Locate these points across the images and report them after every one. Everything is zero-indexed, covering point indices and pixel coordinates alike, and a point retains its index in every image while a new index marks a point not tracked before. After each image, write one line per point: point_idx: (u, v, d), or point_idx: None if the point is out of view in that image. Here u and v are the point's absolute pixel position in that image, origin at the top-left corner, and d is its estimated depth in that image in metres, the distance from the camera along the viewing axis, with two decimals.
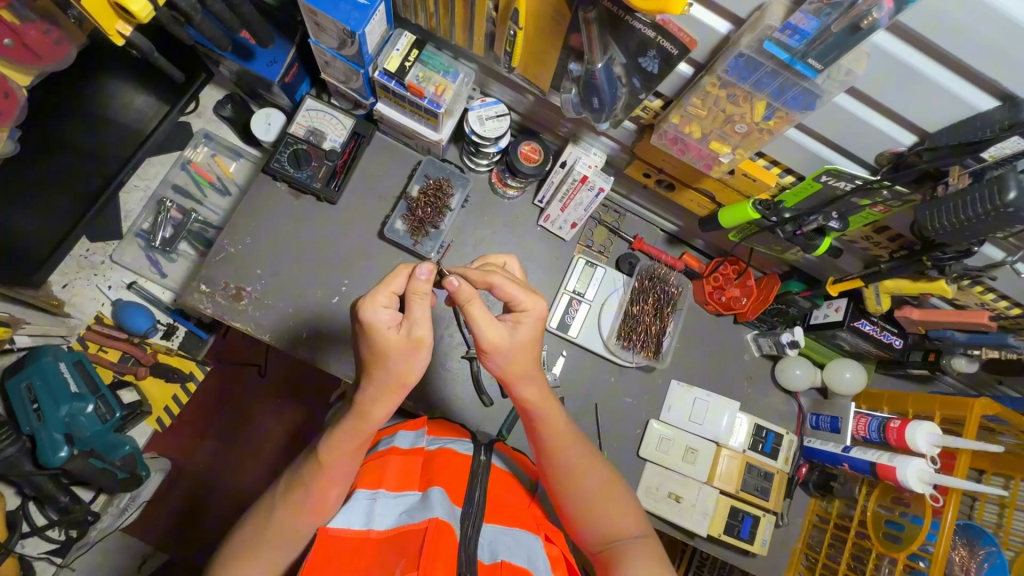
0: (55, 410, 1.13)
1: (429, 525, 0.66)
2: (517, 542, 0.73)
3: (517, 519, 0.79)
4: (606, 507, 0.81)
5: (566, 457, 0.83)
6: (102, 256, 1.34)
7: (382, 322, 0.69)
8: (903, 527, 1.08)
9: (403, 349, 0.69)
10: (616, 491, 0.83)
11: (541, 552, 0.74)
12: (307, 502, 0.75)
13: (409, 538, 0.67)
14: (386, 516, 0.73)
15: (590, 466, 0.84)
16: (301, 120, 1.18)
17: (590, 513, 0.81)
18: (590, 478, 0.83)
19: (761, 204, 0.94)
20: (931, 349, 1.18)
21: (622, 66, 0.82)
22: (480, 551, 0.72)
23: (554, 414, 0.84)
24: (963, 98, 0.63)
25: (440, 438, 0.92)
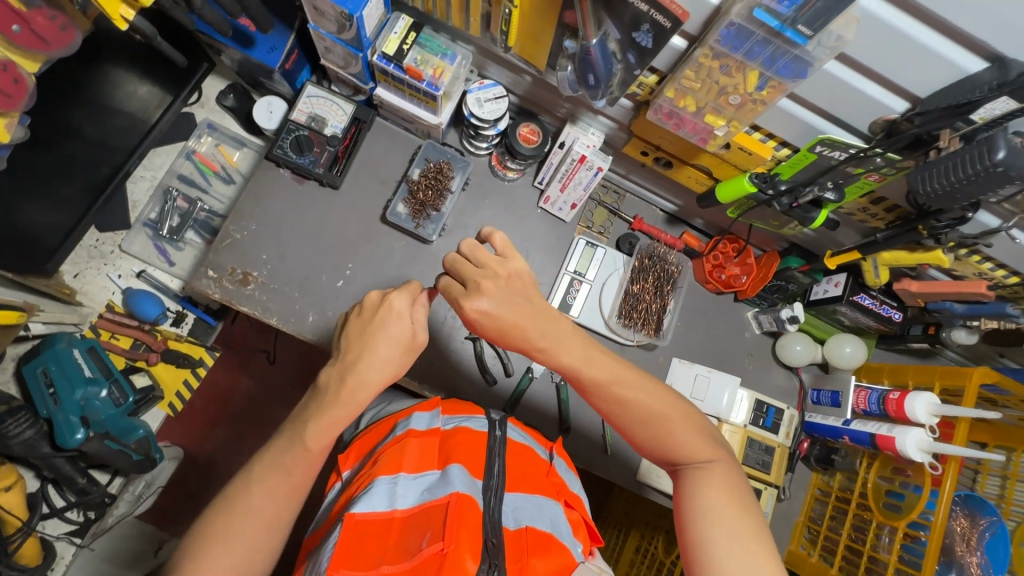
0: (71, 395, 1.16)
1: (451, 499, 0.70)
2: (537, 506, 0.77)
3: (537, 486, 0.81)
4: (675, 431, 0.79)
5: (624, 396, 0.80)
6: (111, 246, 1.37)
7: (402, 313, 0.82)
8: (903, 497, 1.10)
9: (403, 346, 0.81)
10: (683, 417, 0.80)
11: (562, 517, 0.78)
12: (285, 485, 0.76)
13: (433, 514, 0.70)
14: (408, 495, 0.74)
15: (651, 398, 0.80)
16: (302, 107, 1.20)
17: (659, 442, 0.80)
18: (652, 411, 0.79)
19: (757, 177, 0.95)
20: (931, 323, 1.20)
21: (616, 41, 0.84)
22: (504, 517, 0.74)
23: (600, 369, 0.80)
24: (953, 61, 0.63)
25: (455, 417, 0.92)
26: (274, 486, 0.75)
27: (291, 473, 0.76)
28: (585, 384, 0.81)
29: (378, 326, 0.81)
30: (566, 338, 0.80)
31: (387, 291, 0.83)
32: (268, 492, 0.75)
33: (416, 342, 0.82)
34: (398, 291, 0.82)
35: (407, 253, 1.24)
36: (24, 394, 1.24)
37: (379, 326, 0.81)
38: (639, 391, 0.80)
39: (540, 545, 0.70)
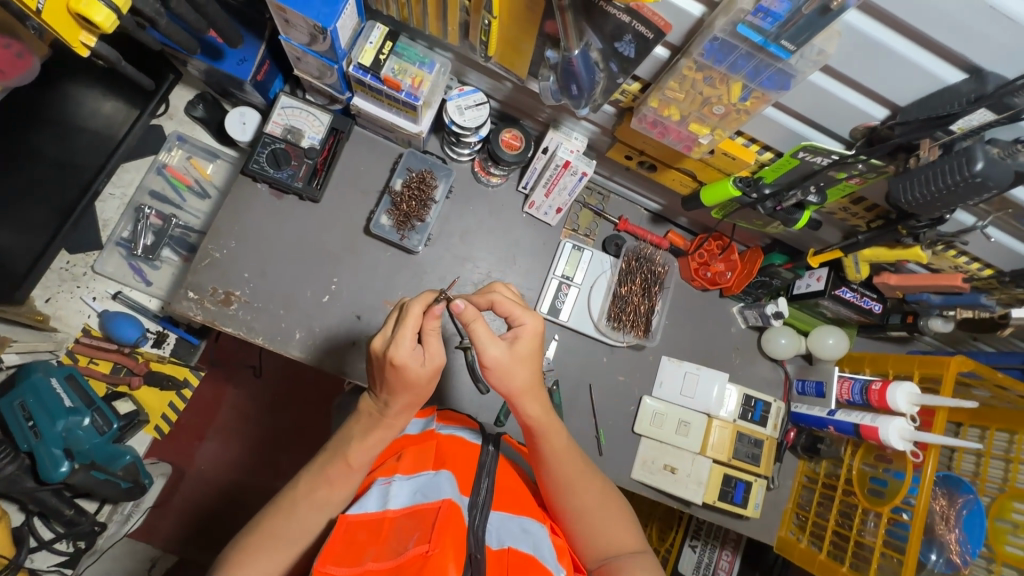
0: (52, 426, 1.13)
1: (443, 503, 0.71)
2: (521, 531, 0.79)
3: (522, 509, 0.84)
4: (605, 520, 0.91)
5: (571, 479, 0.92)
6: (83, 267, 1.32)
7: (411, 359, 0.78)
8: (886, 483, 1.14)
9: (426, 375, 0.80)
10: (616, 509, 0.93)
11: (545, 540, 0.80)
12: (324, 497, 0.82)
13: (421, 517, 0.71)
14: (400, 495, 0.77)
15: (591, 487, 0.93)
16: (277, 119, 1.16)
17: (593, 528, 0.90)
18: (590, 499, 0.92)
19: (741, 181, 0.97)
20: (909, 312, 1.23)
21: (598, 51, 0.82)
22: (488, 537, 0.75)
23: (563, 444, 0.93)
24: (932, 72, 0.64)
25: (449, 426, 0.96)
26: (319, 498, 0.82)
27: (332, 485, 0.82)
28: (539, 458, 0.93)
29: (394, 376, 0.79)
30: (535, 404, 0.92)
31: (386, 349, 0.77)
32: (312, 504, 0.81)
33: (439, 367, 0.81)
34: (395, 347, 0.76)
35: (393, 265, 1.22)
36: None
37: (397, 376, 0.79)
38: (587, 480, 0.93)
39: (520, 567, 0.71)
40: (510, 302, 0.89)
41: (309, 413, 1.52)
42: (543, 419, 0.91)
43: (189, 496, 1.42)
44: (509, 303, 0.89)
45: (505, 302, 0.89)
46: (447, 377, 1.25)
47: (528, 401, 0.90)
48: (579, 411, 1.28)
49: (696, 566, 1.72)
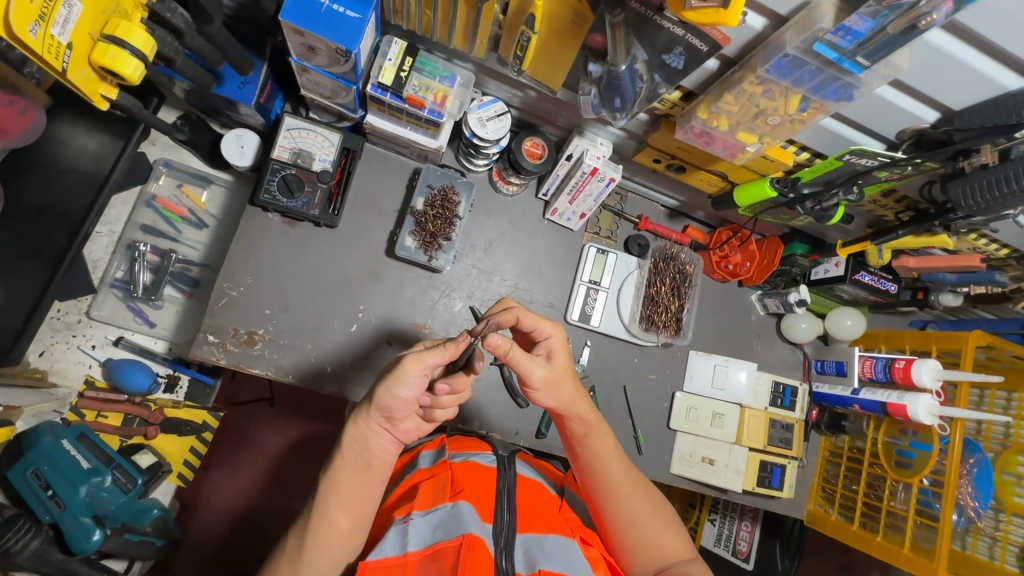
0: (75, 493, 1.06)
1: (464, 540, 0.69)
2: (555, 546, 0.75)
3: (549, 525, 0.80)
4: (655, 529, 0.86)
5: (621, 485, 0.86)
6: (76, 314, 1.22)
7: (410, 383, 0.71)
8: (913, 454, 1.20)
9: (407, 398, 0.73)
10: (664, 517, 0.88)
11: (578, 552, 0.75)
12: (329, 558, 0.73)
13: (445, 555, 0.69)
14: (419, 534, 0.73)
15: (640, 494, 0.88)
16: (284, 142, 1.09)
17: (644, 537, 0.85)
18: (640, 506, 0.87)
19: (778, 182, 0.98)
20: (920, 288, 1.27)
21: (644, 63, 0.79)
22: (516, 563, 0.74)
23: (608, 445, 0.88)
24: (998, 81, 0.65)
25: (462, 451, 0.93)
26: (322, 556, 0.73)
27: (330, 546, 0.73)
28: (586, 457, 0.87)
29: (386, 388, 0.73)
30: (580, 402, 0.86)
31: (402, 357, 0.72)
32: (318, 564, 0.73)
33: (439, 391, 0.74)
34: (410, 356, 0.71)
35: (420, 286, 1.17)
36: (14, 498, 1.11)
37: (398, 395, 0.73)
38: (635, 485, 0.88)
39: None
40: (534, 316, 0.85)
41: (314, 429, 1.48)
42: (591, 421, 0.86)
43: (203, 531, 1.36)
44: (532, 319, 0.84)
45: (529, 317, 0.84)
46: (484, 394, 1.23)
47: (573, 407, 0.86)
48: (616, 413, 1.29)
49: (718, 538, 1.73)
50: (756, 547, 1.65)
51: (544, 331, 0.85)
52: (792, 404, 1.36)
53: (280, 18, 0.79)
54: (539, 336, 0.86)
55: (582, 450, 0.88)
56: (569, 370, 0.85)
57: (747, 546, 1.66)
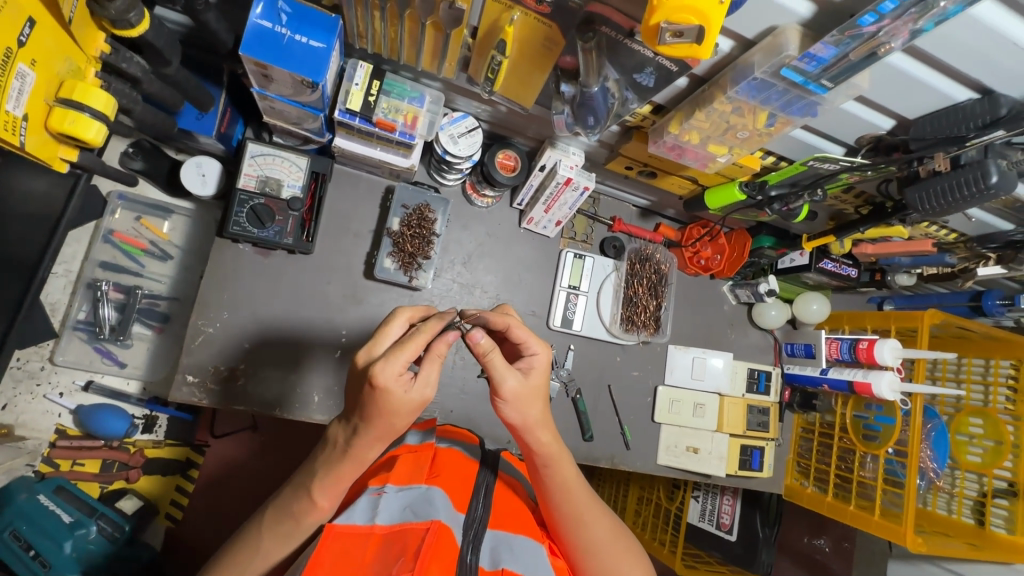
0: (59, 549, 1.01)
1: (430, 526, 0.68)
2: (522, 549, 0.75)
3: (522, 527, 0.81)
4: (615, 560, 0.84)
5: (582, 515, 0.84)
6: (38, 361, 1.15)
7: (394, 385, 0.64)
8: (879, 427, 1.28)
9: (409, 410, 0.67)
10: (625, 547, 0.85)
11: (543, 559, 0.76)
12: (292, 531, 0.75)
13: (409, 537, 0.68)
14: (389, 510, 0.74)
15: (601, 523, 0.85)
16: (249, 170, 1.05)
17: (603, 568, 0.83)
18: (602, 536, 0.84)
19: (747, 185, 1.01)
20: (877, 269, 1.34)
21: (615, 82, 0.80)
22: (482, 558, 0.73)
23: (570, 474, 0.85)
24: (949, 94, 0.69)
25: (447, 440, 0.96)
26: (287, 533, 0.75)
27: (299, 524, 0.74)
28: (547, 486, 0.84)
29: (373, 399, 0.65)
30: (545, 426, 0.81)
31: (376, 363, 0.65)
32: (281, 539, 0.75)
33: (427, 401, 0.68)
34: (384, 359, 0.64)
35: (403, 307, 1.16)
36: None
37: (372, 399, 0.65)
38: (598, 515, 0.85)
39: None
40: (526, 329, 0.82)
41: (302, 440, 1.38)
42: (551, 452, 0.82)
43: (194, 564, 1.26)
44: (524, 330, 0.81)
45: (521, 329, 0.81)
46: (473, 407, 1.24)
47: (534, 433, 0.81)
48: (602, 412, 1.33)
49: (701, 513, 1.79)
50: (738, 518, 1.73)
51: (532, 348, 0.81)
52: (767, 388, 1.43)
53: (239, 53, 0.76)
54: (525, 351, 0.82)
55: (542, 478, 0.85)
56: (540, 392, 0.80)
57: (730, 518, 1.74)
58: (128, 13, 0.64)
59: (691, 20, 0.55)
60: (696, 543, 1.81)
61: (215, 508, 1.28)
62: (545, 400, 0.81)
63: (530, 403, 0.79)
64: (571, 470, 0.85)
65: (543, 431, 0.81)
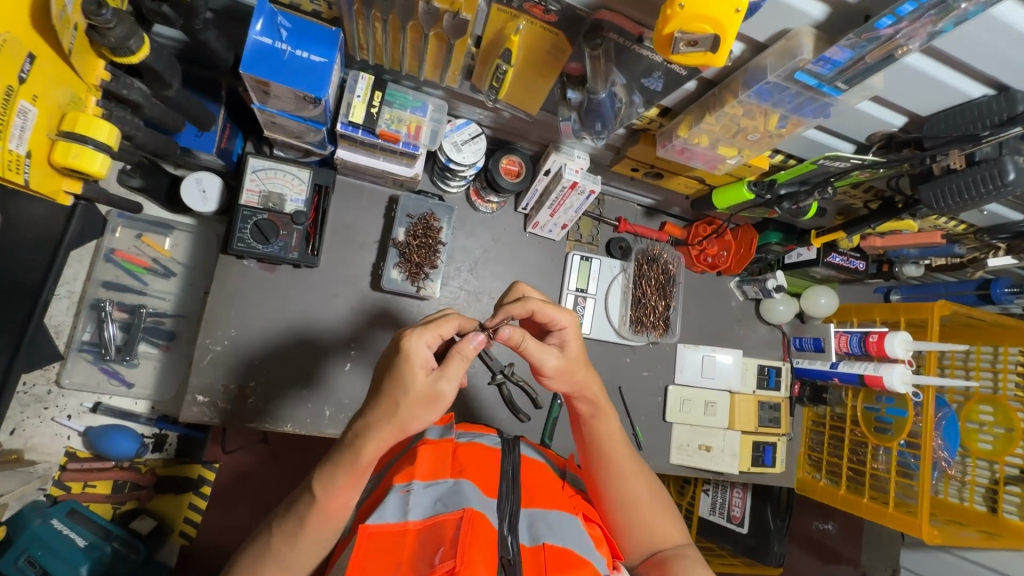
0: (76, 574, 1.01)
1: (464, 514, 0.72)
2: (557, 523, 0.77)
3: (555, 502, 0.82)
4: (653, 516, 0.87)
5: (625, 471, 0.86)
6: (45, 385, 1.14)
7: (419, 358, 0.64)
8: (891, 419, 1.27)
9: (420, 399, 0.63)
10: (663, 506, 0.88)
11: (581, 531, 0.78)
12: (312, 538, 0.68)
13: (444, 526, 0.71)
14: (421, 505, 0.76)
15: (643, 482, 0.87)
16: (252, 185, 1.03)
17: (639, 518, 0.86)
18: (642, 495, 0.86)
19: (755, 185, 0.99)
20: (884, 261, 1.35)
21: (623, 87, 0.78)
22: (521, 535, 0.76)
23: (614, 428, 0.87)
24: (964, 92, 0.68)
25: (468, 433, 0.97)
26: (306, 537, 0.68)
27: (306, 525, 0.67)
28: (591, 437, 0.87)
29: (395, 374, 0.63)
30: (590, 386, 0.84)
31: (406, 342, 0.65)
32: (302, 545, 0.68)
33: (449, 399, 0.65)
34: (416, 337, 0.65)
35: (411, 317, 1.15)
36: None
37: (395, 383, 0.64)
38: (637, 469, 0.87)
39: (559, 561, 0.70)
40: (551, 307, 0.82)
41: (313, 445, 1.35)
42: (599, 403, 0.85)
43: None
44: (548, 308, 0.81)
45: (545, 309, 0.81)
46: (485, 414, 1.23)
47: (585, 390, 0.85)
48: (614, 414, 1.32)
49: (713, 506, 1.82)
50: (748, 511, 1.70)
51: (559, 322, 0.82)
52: (778, 384, 1.43)
53: (239, 72, 0.74)
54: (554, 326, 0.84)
55: (587, 430, 0.87)
56: (582, 358, 0.83)
57: (740, 510, 1.73)
58: (128, 40, 0.63)
59: (706, 28, 0.53)
60: (709, 536, 1.84)
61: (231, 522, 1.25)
62: (587, 362, 0.85)
63: (577, 369, 0.83)
64: (614, 427, 0.87)
65: (592, 387, 0.85)
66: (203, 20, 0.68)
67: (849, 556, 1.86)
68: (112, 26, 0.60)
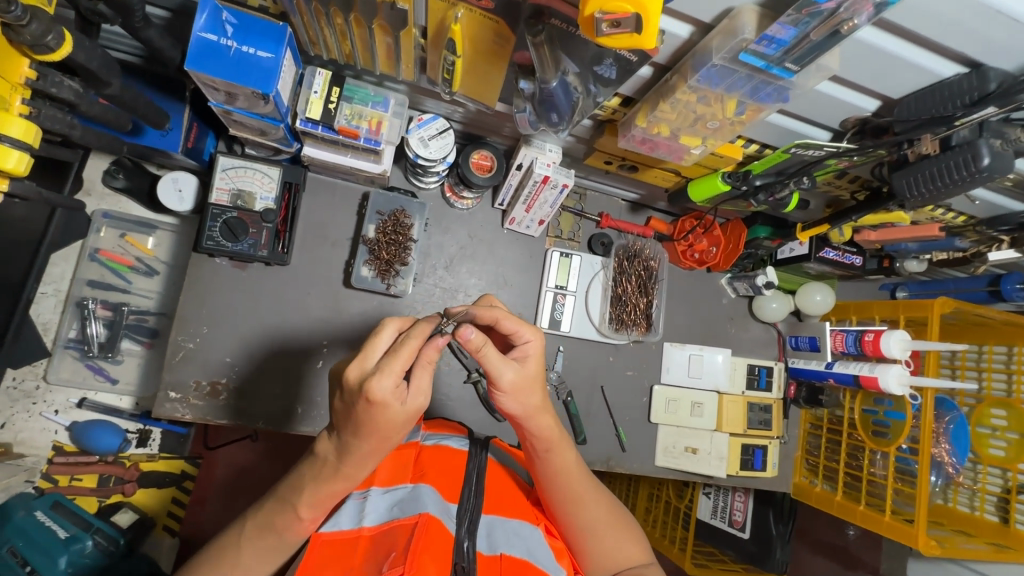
0: (55, 566, 1.03)
1: (419, 520, 0.66)
2: (514, 534, 0.74)
3: (515, 511, 0.80)
4: (612, 538, 0.84)
5: (582, 497, 0.83)
6: (34, 380, 1.19)
7: (392, 398, 0.61)
8: (888, 422, 1.20)
9: (401, 423, 0.64)
10: (622, 526, 0.86)
11: (539, 542, 0.75)
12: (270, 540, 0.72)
13: (399, 531, 0.66)
14: (377, 511, 0.73)
15: (600, 504, 0.85)
16: (221, 184, 1.03)
17: (601, 544, 0.83)
18: (601, 517, 0.84)
19: (730, 176, 0.94)
20: (884, 256, 1.26)
21: (575, 76, 0.75)
22: (478, 542, 0.71)
23: (569, 457, 0.82)
24: (932, 70, 0.64)
25: (436, 434, 0.92)
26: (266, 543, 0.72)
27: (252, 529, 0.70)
28: (546, 470, 0.82)
29: (368, 414, 0.62)
30: (541, 414, 0.78)
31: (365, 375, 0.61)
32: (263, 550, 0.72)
33: (423, 409, 0.66)
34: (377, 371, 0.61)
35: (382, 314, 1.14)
36: None
37: (368, 412, 0.62)
38: (595, 495, 0.84)
39: (515, 572, 0.67)
40: (513, 318, 0.76)
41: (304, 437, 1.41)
42: (552, 437, 0.80)
43: None
44: (512, 320, 0.76)
45: (510, 320, 0.75)
46: (461, 413, 1.22)
47: (531, 420, 0.78)
48: (596, 414, 1.29)
49: (714, 510, 1.67)
50: (750, 516, 1.61)
51: (524, 335, 0.76)
52: (769, 384, 1.37)
53: (184, 68, 0.74)
54: (518, 339, 0.77)
55: (540, 463, 0.82)
56: (539, 380, 0.76)
57: (742, 515, 1.62)
58: (46, 36, 0.59)
59: (627, 7, 0.51)
60: (709, 540, 1.70)
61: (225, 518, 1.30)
62: (543, 386, 0.77)
63: (532, 392, 0.76)
64: (570, 455, 0.82)
65: (542, 424, 0.78)
66: (141, 18, 0.70)
67: (869, 562, 1.75)
68: (26, 22, 0.57)
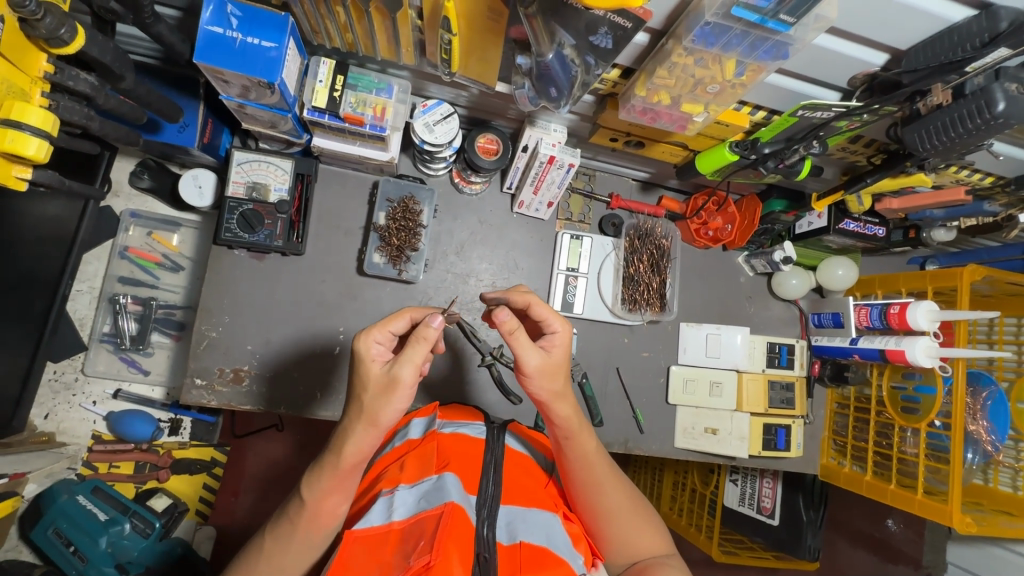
0: (97, 545, 1.11)
1: (444, 509, 0.65)
2: (535, 523, 0.72)
3: (533, 499, 0.78)
4: (633, 525, 0.83)
5: (602, 483, 0.82)
6: (73, 373, 1.27)
7: (370, 354, 0.69)
8: (918, 398, 1.15)
9: (379, 386, 0.67)
10: (644, 514, 0.85)
11: (558, 530, 0.73)
12: (308, 541, 0.73)
13: (427, 522, 0.65)
14: (406, 504, 0.71)
15: (621, 491, 0.84)
16: (238, 177, 1.07)
17: (619, 533, 0.82)
18: (621, 502, 0.83)
19: (738, 145, 0.91)
20: (910, 226, 1.19)
21: (571, 47, 0.74)
22: (498, 533, 0.70)
23: (591, 444, 0.82)
24: (940, 16, 0.62)
25: (452, 421, 0.90)
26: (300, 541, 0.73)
27: (311, 529, 0.72)
28: (567, 457, 0.82)
29: (355, 374, 0.69)
30: (563, 401, 0.78)
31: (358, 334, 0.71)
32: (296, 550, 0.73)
33: (399, 380, 0.65)
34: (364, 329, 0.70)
35: (395, 301, 1.17)
36: (41, 557, 1.18)
37: (354, 372, 0.70)
38: (615, 484, 0.83)
39: (535, 561, 0.65)
40: (546, 307, 0.78)
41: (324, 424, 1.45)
42: (571, 425, 0.79)
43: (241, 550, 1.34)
44: (543, 308, 0.78)
45: (541, 307, 0.78)
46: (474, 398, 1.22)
47: (553, 404, 0.78)
48: (613, 395, 1.28)
49: (741, 497, 1.56)
50: (780, 502, 1.50)
51: (553, 325, 0.78)
52: (790, 362, 1.33)
53: (194, 60, 0.78)
54: (546, 328, 0.79)
55: (562, 451, 0.82)
56: (564, 368, 0.76)
57: (771, 502, 1.51)
58: (59, 30, 0.66)
59: None
60: (736, 528, 1.59)
61: (262, 498, 1.38)
62: (569, 375, 0.78)
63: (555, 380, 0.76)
64: (592, 445, 0.82)
65: (567, 414, 0.79)
66: (151, 14, 0.74)
67: (910, 553, 1.75)
68: (41, 16, 0.63)
